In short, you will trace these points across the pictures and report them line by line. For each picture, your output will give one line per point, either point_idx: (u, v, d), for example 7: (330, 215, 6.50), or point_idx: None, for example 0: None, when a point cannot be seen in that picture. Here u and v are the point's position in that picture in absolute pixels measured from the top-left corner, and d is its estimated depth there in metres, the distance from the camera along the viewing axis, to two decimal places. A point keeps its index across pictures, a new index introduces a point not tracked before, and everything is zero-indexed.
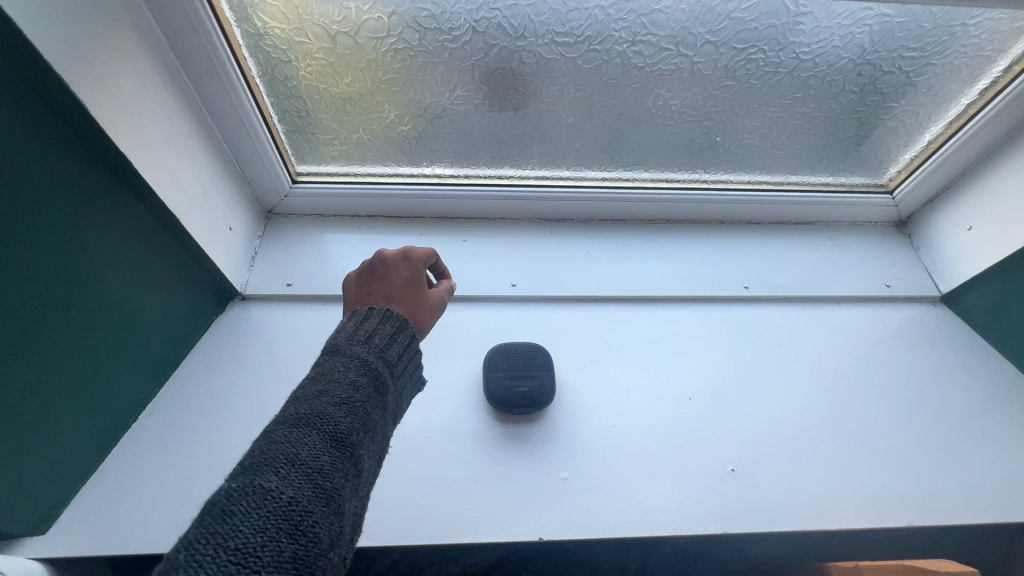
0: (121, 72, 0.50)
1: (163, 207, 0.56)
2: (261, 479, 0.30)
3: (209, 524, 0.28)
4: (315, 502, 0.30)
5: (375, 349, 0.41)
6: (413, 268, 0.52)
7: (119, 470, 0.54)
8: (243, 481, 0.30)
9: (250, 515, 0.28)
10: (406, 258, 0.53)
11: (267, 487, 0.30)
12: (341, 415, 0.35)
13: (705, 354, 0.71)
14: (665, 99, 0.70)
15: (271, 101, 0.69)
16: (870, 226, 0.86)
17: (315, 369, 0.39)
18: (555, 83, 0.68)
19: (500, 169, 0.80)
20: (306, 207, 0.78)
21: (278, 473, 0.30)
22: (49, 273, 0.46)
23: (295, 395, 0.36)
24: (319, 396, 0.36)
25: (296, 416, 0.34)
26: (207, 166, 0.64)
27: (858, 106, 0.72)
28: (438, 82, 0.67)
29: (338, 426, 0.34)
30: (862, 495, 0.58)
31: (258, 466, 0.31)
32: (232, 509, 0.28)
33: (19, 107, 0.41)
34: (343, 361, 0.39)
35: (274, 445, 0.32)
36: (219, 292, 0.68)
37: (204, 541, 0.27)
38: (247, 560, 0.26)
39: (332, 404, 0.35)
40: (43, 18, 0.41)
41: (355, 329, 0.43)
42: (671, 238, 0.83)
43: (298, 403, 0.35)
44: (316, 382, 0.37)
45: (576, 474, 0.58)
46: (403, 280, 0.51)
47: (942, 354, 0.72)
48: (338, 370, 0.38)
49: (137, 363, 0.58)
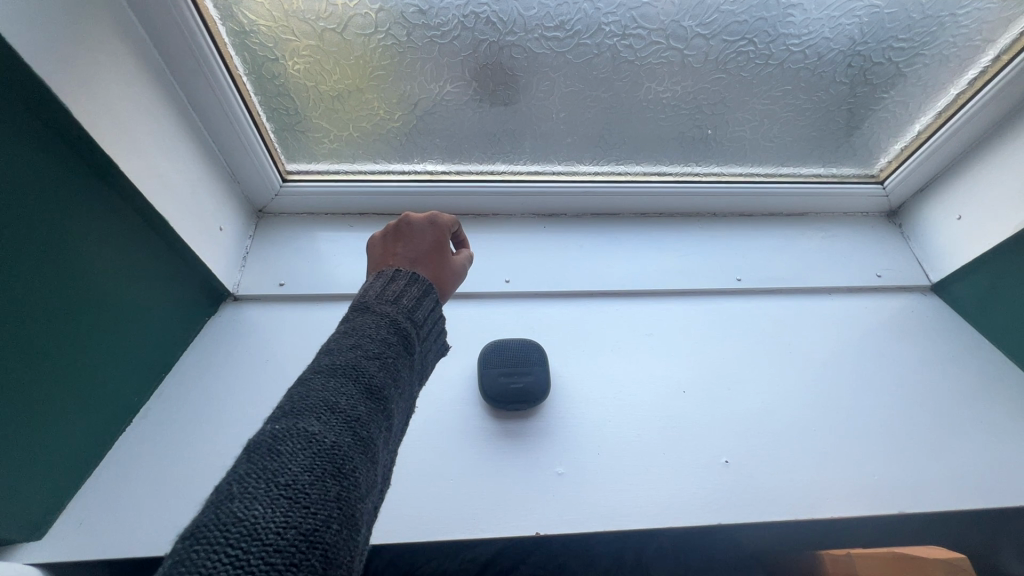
0: (104, 74, 0.50)
1: (151, 204, 0.55)
2: (304, 422, 0.31)
3: (257, 460, 0.29)
4: (355, 449, 0.31)
5: (403, 310, 0.42)
6: (437, 233, 0.53)
7: (115, 475, 0.54)
8: (288, 422, 0.31)
9: (297, 455, 0.29)
10: (431, 223, 0.53)
11: (311, 430, 0.31)
12: (374, 370, 0.36)
13: (698, 347, 0.71)
14: (656, 92, 0.70)
15: (259, 99, 0.68)
16: (861, 217, 0.86)
17: (343, 326, 0.40)
18: (547, 77, 0.67)
19: (492, 165, 0.79)
20: (296, 206, 0.77)
21: (321, 418, 0.31)
22: (37, 273, 0.45)
23: (327, 350, 0.37)
24: (353, 351, 0.37)
25: (333, 368, 0.35)
26: (195, 167, 0.64)
27: (850, 97, 0.72)
28: (428, 78, 0.66)
29: (372, 379, 0.35)
30: (854, 483, 0.59)
31: (300, 410, 0.32)
32: (279, 448, 0.29)
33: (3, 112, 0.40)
34: (372, 320, 0.40)
35: (313, 393, 0.33)
36: (211, 292, 0.68)
37: (255, 475, 0.28)
38: (297, 495, 0.27)
39: (366, 360, 0.36)
40: (22, 17, 0.41)
41: (382, 289, 0.44)
42: (664, 231, 0.83)
43: (332, 356, 0.36)
44: (348, 339, 0.38)
45: (571, 469, 0.58)
46: (429, 244, 0.52)
47: (932, 344, 0.72)
48: (369, 328, 0.39)
49: (128, 367, 0.57)
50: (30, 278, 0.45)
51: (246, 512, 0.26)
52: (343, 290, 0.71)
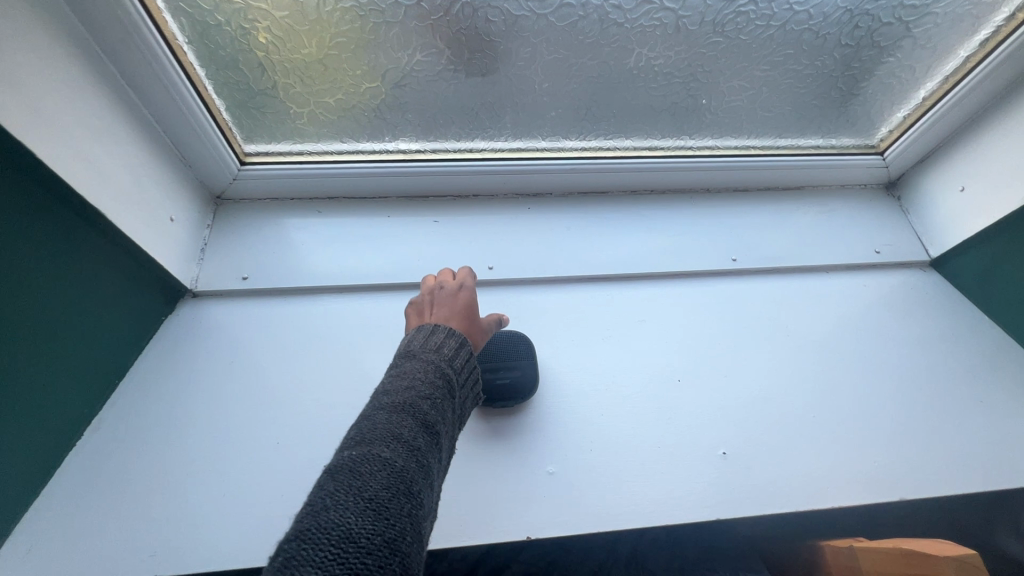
0: (6, 45, 0.42)
1: (77, 194, 0.48)
2: (377, 446, 0.30)
3: (338, 476, 0.28)
4: (422, 472, 0.30)
5: (446, 357, 0.40)
6: (470, 293, 0.50)
7: (64, 494, 0.50)
8: (361, 445, 0.30)
9: (376, 471, 0.28)
10: (463, 285, 0.50)
11: (384, 450, 0.30)
12: (431, 405, 0.35)
13: (693, 333, 0.68)
14: (647, 59, 0.64)
15: (205, 72, 0.61)
16: (858, 189, 0.83)
17: (391, 371, 0.38)
18: (528, 43, 0.61)
19: (470, 142, 0.74)
20: (259, 190, 0.71)
21: (392, 442, 0.30)
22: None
23: (382, 388, 0.36)
24: (409, 387, 0.35)
25: (394, 402, 0.34)
26: (135, 151, 0.57)
27: (854, 61, 0.67)
28: (395, 46, 0.59)
29: (431, 412, 0.34)
30: (855, 471, 0.57)
31: (371, 437, 0.31)
32: (358, 469, 0.28)
33: None
34: (420, 364, 0.38)
35: (379, 422, 0.32)
36: (167, 290, 0.62)
37: (338, 488, 0.27)
38: (379, 508, 0.26)
39: (423, 396, 0.35)
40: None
41: (425, 339, 0.41)
42: (655, 210, 0.78)
43: (390, 390, 0.35)
44: (400, 377, 0.36)
45: (563, 468, 0.55)
46: (464, 303, 0.48)
47: (933, 322, 0.70)
48: (420, 368, 0.37)
49: (71, 378, 0.51)
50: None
51: (336, 520, 0.25)
52: (314, 283, 0.66)
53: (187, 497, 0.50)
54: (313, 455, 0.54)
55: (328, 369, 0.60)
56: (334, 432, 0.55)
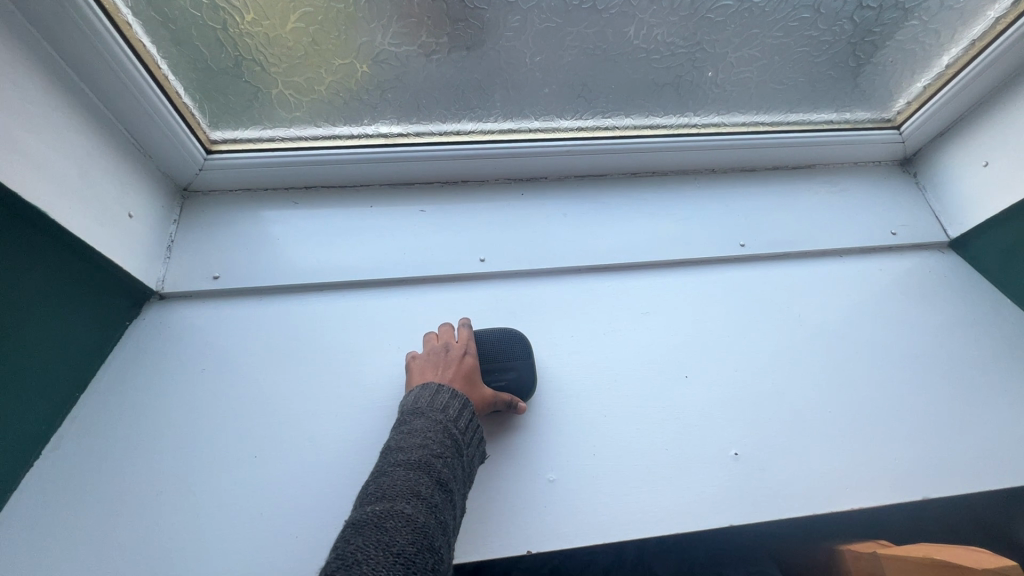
0: None
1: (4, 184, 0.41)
2: (399, 503, 0.33)
3: (367, 533, 0.31)
4: (440, 529, 0.33)
5: (454, 415, 0.43)
6: (473, 358, 0.52)
7: (20, 519, 0.45)
8: (384, 503, 0.33)
9: (400, 528, 0.31)
10: (469, 349, 0.53)
11: (407, 508, 0.33)
12: (445, 463, 0.38)
13: (700, 325, 0.64)
14: (648, 28, 0.59)
15: (159, 49, 0.55)
16: (872, 167, 0.78)
17: (401, 429, 0.41)
18: (517, 11, 0.55)
19: (458, 124, 0.68)
20: (230, 181, 0.66)
21: (412, 500, 0.34)
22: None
23: (395, 445, 0.39)
24: (423, 445, 0.38)
25: (410, 459, 0.37)
26: (83, 140, 0.51)
27: (872, 26, 0.62)
28: (368, 17, 0.54)
29: (443, 470, 0.37)
30: (876, 470, 0.53)
31: (391, 495, 0.34)
32: (384, 525, 0.32)
33: None
34: (430, 422, 0.41)
35: (398, 480, 0.35)
36: (129, 292, 0.57)
37: (368, 545, 0.30)
38: (407, 562, 0.30)
39: (436, 454, 0.38)
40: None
41: (432, 395, 0.44)
42: (657, 194, 0.74)
43: (406, 447, 0.38)
44: (413, 435, 0.40)
45: (564, 475, 0.51)
46: (469, 368, 0.51)
47: (953, 307, 0.66)
48: (431, 427, 0.40)
49: (21, 393, 0.46)
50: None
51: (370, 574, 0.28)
52: (292, 281, 0.61)
53: (156, 519, 0.46)
54: (294, 468, 0.50)
55: (309, 374, 0.56)
56: (317, 442, 0.51)
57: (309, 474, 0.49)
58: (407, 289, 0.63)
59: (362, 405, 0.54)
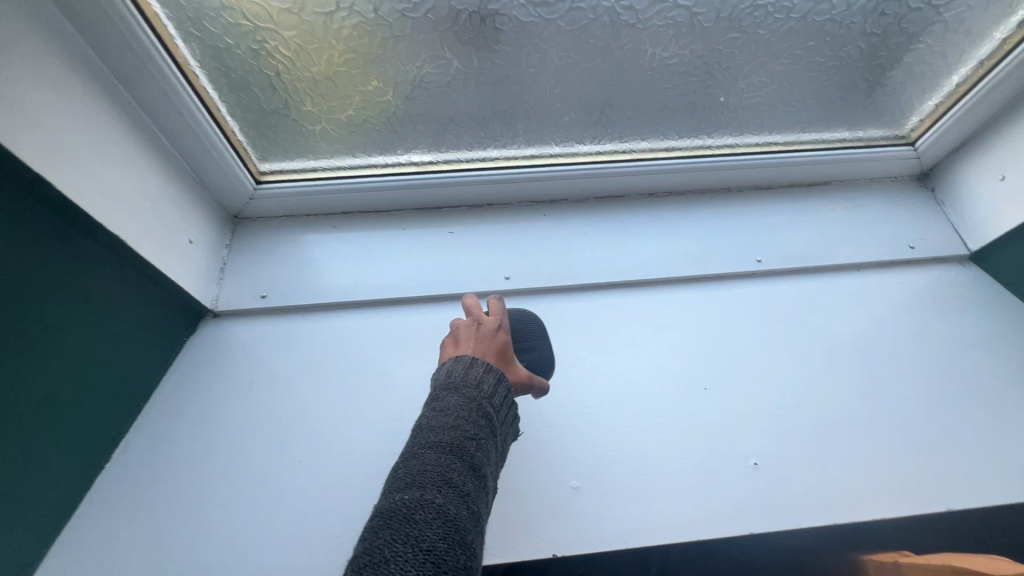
0: (26, 79, 0.43)
1: (88, 215, 0.47)
2: (428, 493, 0.30)
3: (395, 527, 0.28)
4: (473, 522, 0.30)
5: (491, 389, 0.38)
6: (509, 334, 0.45)
7: (95, 516, 0.50)
8: (413, 493, 0.30)
9: (431, 523, 0.28)
10: (503, 323, 0.45)
11: (438, 501, 0.29)
12: (479, 443, 0.34)
13: (718, 339, 0.66)
14: (661, 59, 0.62)
15: (219, 94, 0.61)
16: (888, 182, 0.79)
17: (433, 403, 0.36)
18: (538, 49, 0.60)
19: (483, 152, 0.73)
20: (276, 209, 0.72)
21: (443, 488, 0.30)
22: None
23: (426, 421, 0.35)
24: (456, 424, 0.34)
25: (442, 441, 0.33)
26: (153, 176, 0.57)
27: (878, 51, 0.64)
28: (403, 60, 0.59)
29: (477, 453, 0.33)
30: (898, 482, 0.54)
31: (422, 481, 0.30)
32: (413, 518, 0.28)
33: None
34: (465, 397, 0.36)
35: (428, 465, 0.31)
36: (188, 311, 0.62)
37: (396, 542, 0.27)
38: (438, 563, 0.26)
39: (471, 435, 0.34)
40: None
41: (466, 369, 0.39)
42: (674, 213, 0.76)
43: (438, 426, 0.34)
44: (445, 412, 0.35)
45: (588, 482, 0.54)
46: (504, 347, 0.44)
47: (975, 320, 0.67)
48: (465, 404, 0.36)
49: (99, 401, 0.52)
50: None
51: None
52: (331, 299, 0.66)
53: (213, 518, 0.50)
54: (335, 474, 0.53)
55: (347, 386, 0.60)
56: (356, 450, 0.55)
57: (351, 479, 0.53)
58: (437, 306, 0.67)
59: (397, 415, 0.57)
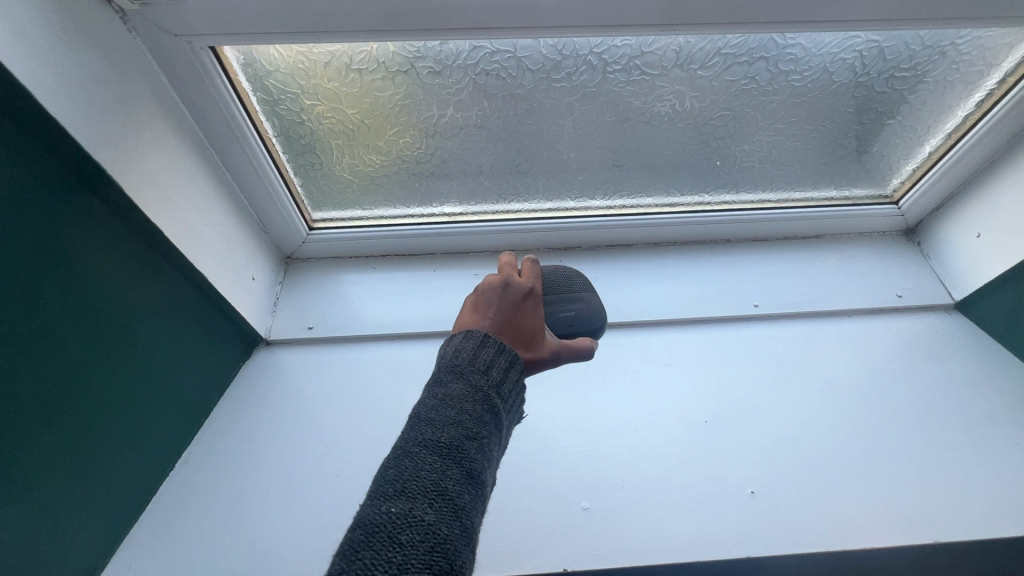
0: (149, 148, 0.53)
1: (182, 256, 0.57)
2: (419, 507, 0.30)
3: (381, 546, 0.28)
4: (463, 541, 0.30)
5: (493, 384, 0.40)
6: (531, 305, 0.49)
7: (158, 518, 0.56)
8: (402, 508, 0.30)
9: (417, 547, 0.29)
10: (530, 291, 0.50)
11: (427, 521, 0.30)
12: (474, 453, 0.34)
13: (719, 378, 0.71)
14: (663, 131, 0.72)
15: (288, 159, 0.71)
16: (877, 236, 0.86)
17: (433, 399, 0.37)
18: (556, 123, 0.70)
19: (506, 205, 0.82)
20: (323, 251, 0.81)
21: (433, 505, 0.31)
22: (58, 322, 0.45)
23: (423, 420, 0.36)
24: (453, 425, 0.35)
25: (435, 450, 0.33)
26: (229, 224, 0.67)
27: (857, 125, 0.73)
28: (442, 130, 0.69)
29: (470, 465, 0.34)
30: (887, 513, 0.58)
31: (412, 493, 0.31)
32: (399, 538, 0.29)
33: (80, 209, 0.46)
34: (464, 400, 0.37)
35: (421, 471, 0.32)
36: (246, 338, 0.71)
37: (380, 566, 0.27)
38: None
39: (466, 439, 0.35)
40: (53, 92, 0.42)
41: (473, 354, 0.41)
42: (678, 261, 0.84)
43: (433, 425, 0.35)
44: (441, 415, 0.36)
45: (597, 504, 0.59)
46: (527, 314, 0.48)
47: (960, 365, 0.72)
48: (462, 409, 0.36)
49: (172, 416, 0.59)
50: (51, 329, 0.45)
51: None
52: (369, 332, 0.74)
53: (264, 523, 0.57)
54: None
55: (381, 409, 0.67)
56: None
57: None
58: None
59: None
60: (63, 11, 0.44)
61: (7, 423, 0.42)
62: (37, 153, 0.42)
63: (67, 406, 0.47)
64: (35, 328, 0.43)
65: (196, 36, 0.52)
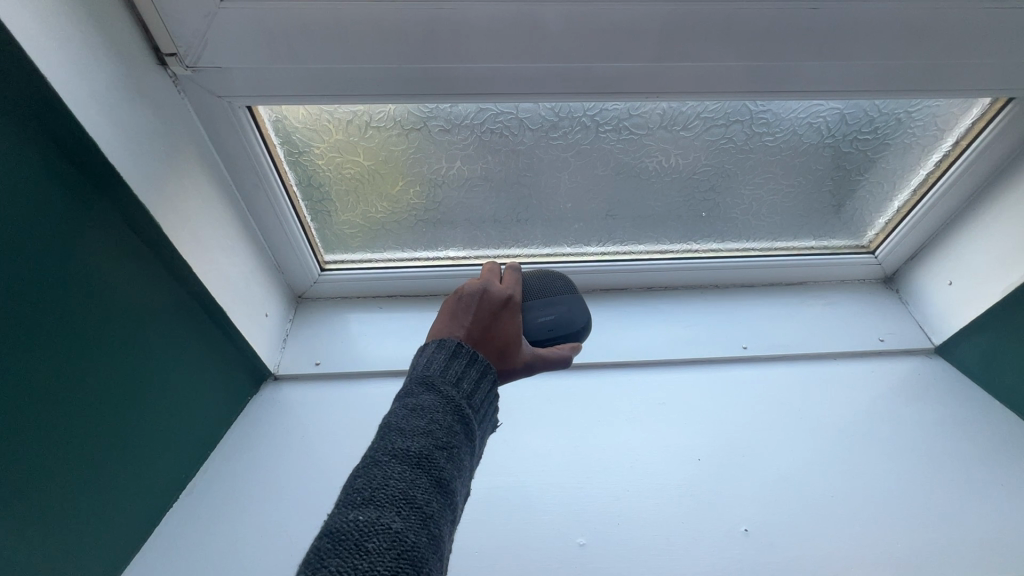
0: (186, 194, 0.59)
1: (207, 291, 0.61)
2: (387, 516, 0.33)
3: (347, 553, 0.30)
4: (430, 548, 0.33)
5: (463, 396, 0.43)
6: (507, 316, 0.52)
7: (161, 547, 0.57)
8: (370, 516, 0.32)
9: (383, 554, 0.31)
10: (508, 301, 0.53)
11: (394, 529, 0.32)
12: (443, 462, 0.37)
13: (710, 417, 0.73)
14: (652, 184, 0.78)
15: (305, 205, 0.77)
16: (858, 284, 0.91)
17: (405, 410, 0.40)
18: (554, 176, 0.76)
19: (508, 250, 0.87)
20: (332, 291, 0.85)
21: (401, 514, 0.33)
22: (90, 348, 0.49)
23: (393, 429, 0.38)
24: (423, 435, 0.38)
25: (403, 460, 0.36)
26: (248, 263, 0.72)
27: (830, 180, 0.79)
28: (449, 180, 0.75)
29: (439, 475, 0.36)
30: (877, 552, 0.59)
31: (379, 501, 0.33)
32: (365, 545, 0.31)
33: (120, 245, 0.51)
34: (434, 412, 0.40)
35: (389, 481, 0.34)
36: (255, 372, 0.73)
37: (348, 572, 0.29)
38: None
39: (436, 448, 0.37)
40: (111, 144, 0.48)
41: (443, 366, 0.44)
42: (670, 305, 0.88)
43: (402, 437, 0.37)
44: (411, 426, 0.38)
45: (593, 539, 0.60)
46: (503, 324, 0.52)
47: (942, 406, 0.75)
48: (431, 422, 0.39)
49: (183, 446, 0.61)
50: (82, 352, 0.48)
51: None
52: (373, 369, 0.77)
53: (268, 554, 0.58)
54: None
55: None
56: None
57: None
58: None
59: None
60: (128, 76, 0.50)
61: (37, 443, 0.44)
62: (88, 195, 0.47)
63: (93, 429, 0.49)
64: (69, 351, 0.46)
65: (235, 97, 0.58)
